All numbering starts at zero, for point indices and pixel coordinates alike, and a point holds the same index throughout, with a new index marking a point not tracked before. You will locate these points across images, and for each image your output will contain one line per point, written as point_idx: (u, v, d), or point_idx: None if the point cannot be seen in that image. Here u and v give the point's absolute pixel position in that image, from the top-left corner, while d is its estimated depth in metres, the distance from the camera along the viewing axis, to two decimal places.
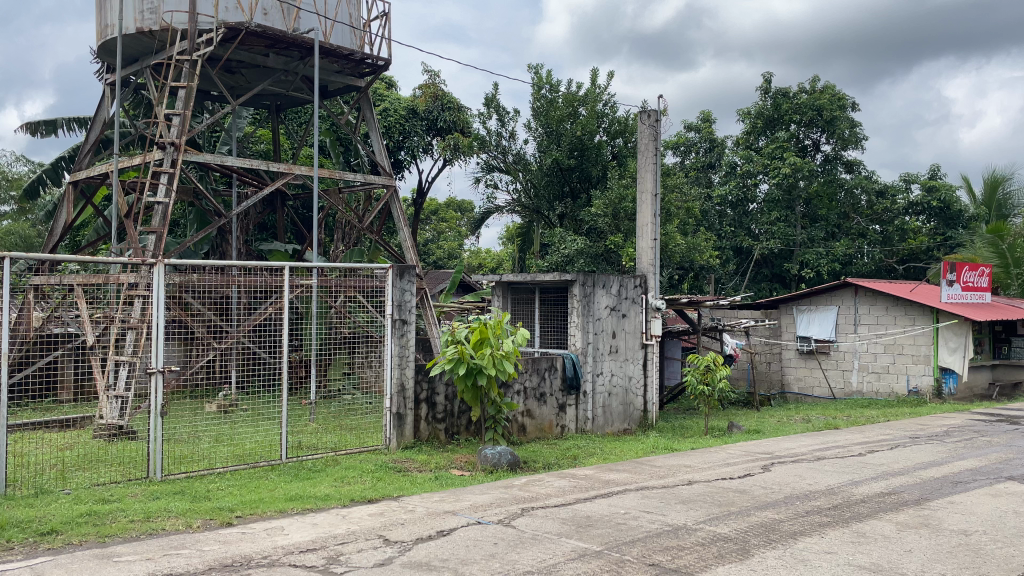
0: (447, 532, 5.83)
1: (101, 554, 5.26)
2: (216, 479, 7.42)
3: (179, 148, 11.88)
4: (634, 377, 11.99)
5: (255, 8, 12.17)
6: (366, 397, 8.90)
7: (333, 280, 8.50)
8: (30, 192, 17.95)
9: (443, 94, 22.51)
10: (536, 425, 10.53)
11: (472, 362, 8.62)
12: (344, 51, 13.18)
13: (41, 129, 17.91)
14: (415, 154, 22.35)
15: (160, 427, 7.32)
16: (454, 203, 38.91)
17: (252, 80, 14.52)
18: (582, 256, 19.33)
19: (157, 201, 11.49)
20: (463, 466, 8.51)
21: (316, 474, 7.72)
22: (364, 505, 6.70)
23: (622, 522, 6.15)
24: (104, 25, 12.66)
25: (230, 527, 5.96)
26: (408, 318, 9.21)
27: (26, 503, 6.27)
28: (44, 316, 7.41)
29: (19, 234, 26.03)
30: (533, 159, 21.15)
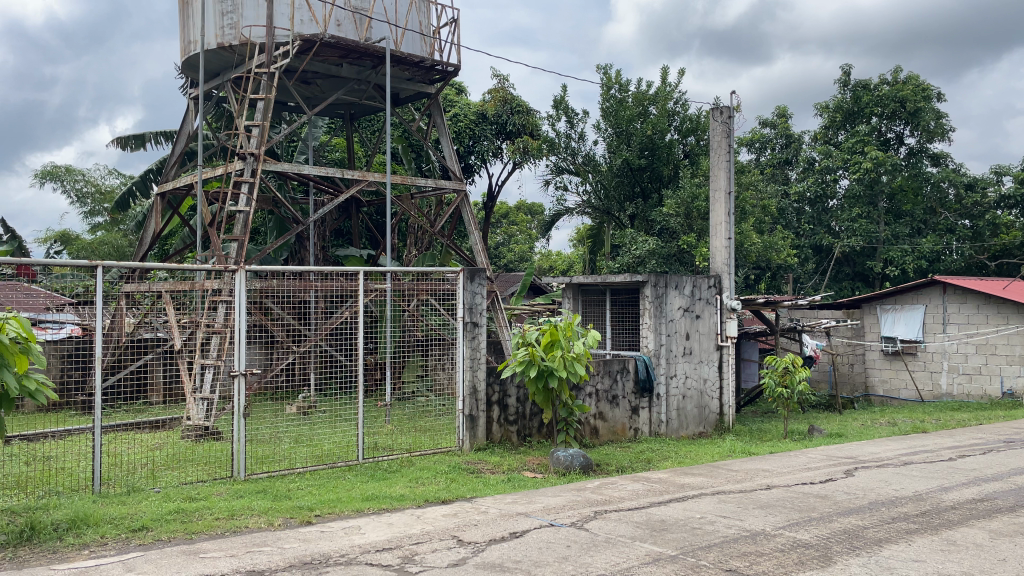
0: (519, 534, 5.84)
1: (189, 550, 5.47)
2: (296, 479, 7.64)
3: (258, 157, 12.25)
4: (709, 379, 11.75)
5: (329, 19, 12.48)
6: (438, 399, 9.01)
7: (406, 284, 8.66)
8: (121, 204, 18.85)
9: (512, 98, 22.50)
10: (609, 428, 10.45)
11: (543, 364, 8.61)
12: (414, 58, 13.40)
13: (130, 143, 18.79)
14: (485, 158, 22.65)
15: (243, 428, 7.59)
16: (525, 206, 38.87)
17: (327, 90, 14.90)
18: (655, 257, 19.08)
19: (238, 209, 11.89)
20: (535, 468, 8.53)
21: (391, 474, 7.87)
22: (438, 506, 6.77)
23: (699, 526, 6.04)
24: (188, 41, 13.19)
25: (309, 525, 6.12)
26: (479, 321, 9.26)
27: (119, 500, 6.59)
28: (133, 322, 7.76)
29: (113, 242, 27.43)
30: (603, 159, 20.97)
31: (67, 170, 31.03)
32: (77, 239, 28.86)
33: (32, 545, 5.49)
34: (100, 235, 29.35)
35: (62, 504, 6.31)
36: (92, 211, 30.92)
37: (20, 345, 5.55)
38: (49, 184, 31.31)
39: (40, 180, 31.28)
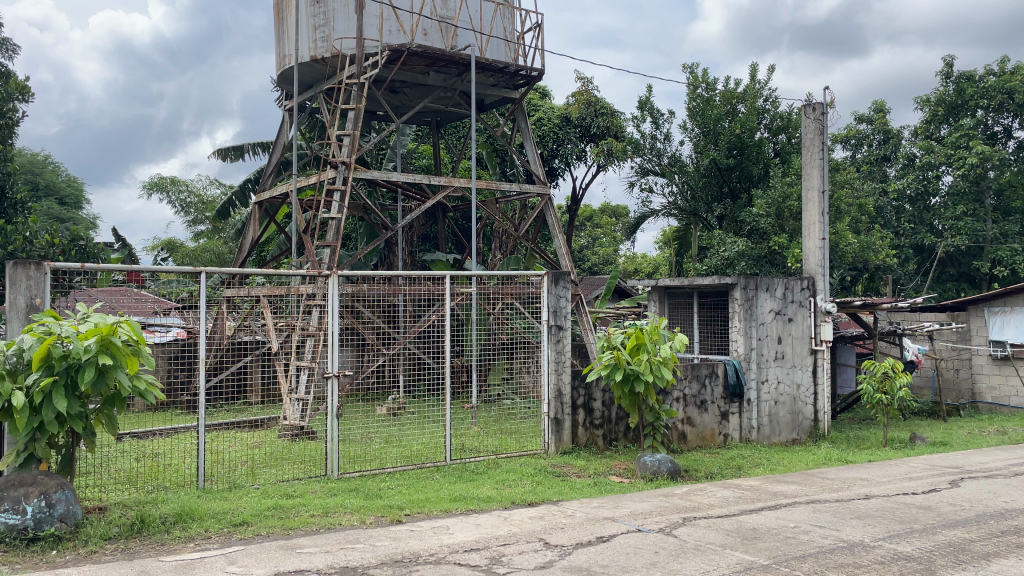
0: (606, 539, 5.82)
1: (286, 545, 5.68)
2: (386, 478, 7.83)
3: (349, 165, 12.60)
4: (803, 385, 11.38)
5: (416, 29, 12.78)
6: (524, 402, 9.08)
7: (491, 289, 8.79)
8: (222, 213, 19.77)
9: (596, 100, 22.39)
10: (697, 433, 10.28)
11: (628, 368, 8.53)
12: (499, 64, 13.52)
13: (230, 154, 19.67)
14: (569, 161, 22.64)
15: (336, 428, 7.83)
16: (609, 208, 38.69)
17: (415, 98, 15.19)
18: (744, 259, 18.62)
19: (330, 216, 12.25)
20: (622, 473, 8.46)
21: (479, 476, 7.96)
22: (524, 508, 6.82)
23: (792, 535, 5.87)
24: (283, 55, 13.70)
25: (399, 524, 6.27)
26: (564, 324, 9.19)
27: (222, 496, 6.91)
28: (233, 325, 8.11)
29: (214, 250, 28.76)
30: (689, 160, 20.58)
31: (173, 181, 32.84)
32: (181, 247, 30.37)
33: (142, 537, 5.83)
34: (202, 242, 30.83)
35: (170, 498, 6.68)
36: (195, 219, 32.44)
37: (131, 347, 5.91)
38: (156, 195, 33.15)
39: (148, 192, 33.19)
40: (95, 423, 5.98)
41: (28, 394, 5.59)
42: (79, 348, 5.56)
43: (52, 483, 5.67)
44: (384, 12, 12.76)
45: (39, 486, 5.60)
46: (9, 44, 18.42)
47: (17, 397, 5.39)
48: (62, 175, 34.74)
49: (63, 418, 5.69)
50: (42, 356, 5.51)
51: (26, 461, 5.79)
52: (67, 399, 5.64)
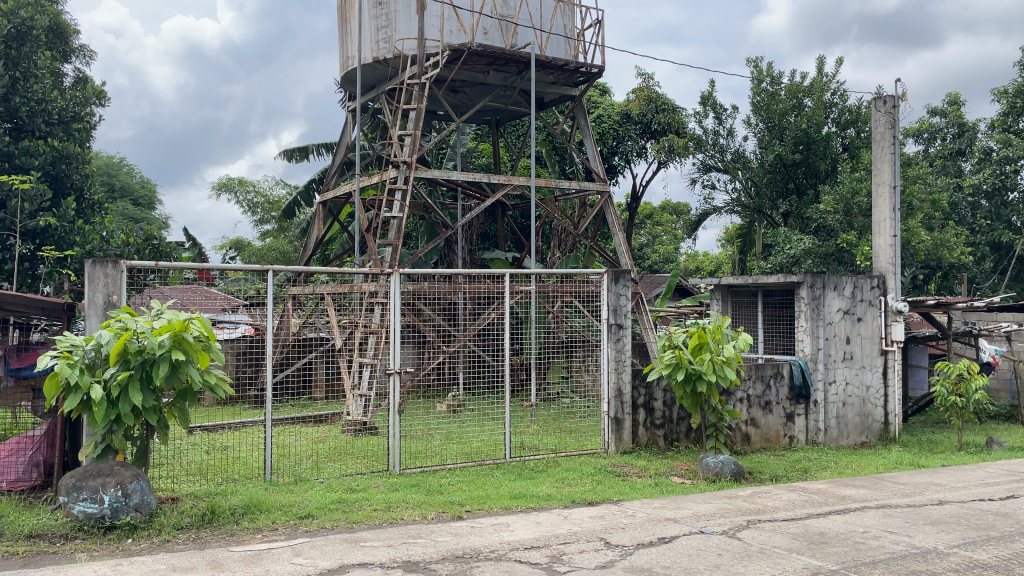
0: (668, 539, 5.75)
1: (351, 538, 5.77)
2: (447, 474, 7.89)
3: (410, 165, 12.71)
4: (872, 386, 11.05)
5: (477, 29, 12.84)
6: (583, 401, 9.09)
7: (550, 287, 8.74)
8: (288, 212, 20.25)
9: (657, 96, 22.14)
10: (762, 435, 10.08)
11: (690, 367, 8.41)
12: (559, 61, 13.47)
13: (296, 155, 20.12)
14: (629, 158, 22.41)
15: (397, 424, 7.91)
16: (669, 207, 38.28)
17: (474, 97, 15.25)
18: (811, 257, 18.16)
19: (392, 215, 12.40)
20: (684, 474, 8.34)
21: (539, 474, 7.95)
22: (585, 506, 6.80)
23: (862, 541, 5.70)
24: (347, 57, 13.93)
25: (461, 520, 6.31)
26: (623, 323, 9.09)
27: (288, 489, 7.07)
28: (298, 322, 8.25)
29: (279, 248, 29.46)
30: (754, 156, 20.18)
31: (241, 182, 33.76)
32: (249, 246, 31.18)
33: (213, 527, 6.00)
34: (269, 241, 31.61)
35: (238, 490, 6.87)
36: (261, 219, 33.22)
37: (202, 343, 6.10)
38: (225, 195, 34.12)
39: (217, 193, 34.20)
40: (169, 417, 6.17)
41: (107, 388, 5.82)
42: (154, 344, 5.78)
43: (128, 473, 5.88)
44: (445, 13, 12.86)
45: (116, 476, 5.83)
46: (86, 51, 19.21)
47: (96, 391, 5.64)
48: (137, 177, 36.05)
49: (138, 411, 5.90)
50: (119, 351, 5.72)
51: (104, 452, 6.02)
52: (142, 393, 5.84)
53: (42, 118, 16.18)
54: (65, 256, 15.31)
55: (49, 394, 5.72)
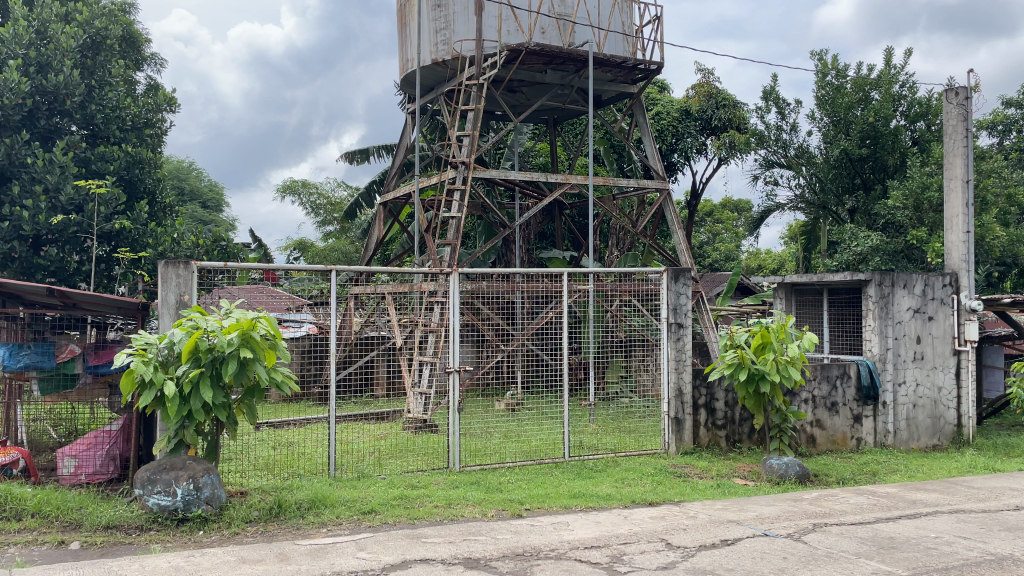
0: (731, 542, 5.67)
1: (412, 534, 5.86)
2: (507, 472, 7.94)
3: (469, 165, 12.81)
4: (944, 388, 10.69)
5: (534, 28, 12.86)
6: (642, 401, 9.01)
7: (609, 286, 8.72)
8: (349, 213, 20.66)
9: (717, 92, 21.82)
10: (827, 436, 9.84)
11: (753, 367, 8.26)
12: (617, 59, 13.39)
13: (357, 157, 20.46)
14: (688, 155, 22.12)
15: (457, 422, 7.99)
16: (730, 204, 37.72)
17: (532, 97, 15.27)
18: (879, 254, 17.65)
19: (450, 216, 12.52)
20: (746, 475, 8.20)
21: (598, 473, 7.93)
22: (645, 507, 6.75)
23: (934, 546, 5.52)
24: (406, 60, 14.11)
25: (520, 518, 6.35)
26: (684, 322, 9.02)
27: (352, 484, 7.22)
28: (360, 321, 8.43)
29: (341, 248, 30.02)
30: (818, 151, 19.75)
31: (304, 184, 34.54)
32: (312, 247, 31.83)
33: (280, 521, 6.16)
34: (331, 242, 32.22)
35: (304, 485, 7.04)
36: (324, 219, 33.86)
37: (269, 341, 6.26)
38: (289, 197, 34.92)
39: (281, 195, 35.03)
40: (237, 413, 6.35)
41: (179, 384, 6.02)
42: (223, 342, 5.97)
43: (199, 467, 6.08)
44: (503, 13, 12.91)
45: (188, 470, 6.04)
46: (157, 59, 19.89)
47: (168, 387, 5.83)
48: (205, 180, 37.21)
49: (208, 407, 6.09)
50: (191, 348, 5.93)
51: (176, 446, 6.23)
52: (212, 389, 6.03)
53: (116, 125, 16.82)
54: (138, 258, 15.88)
55: (125, 390, 5.97)
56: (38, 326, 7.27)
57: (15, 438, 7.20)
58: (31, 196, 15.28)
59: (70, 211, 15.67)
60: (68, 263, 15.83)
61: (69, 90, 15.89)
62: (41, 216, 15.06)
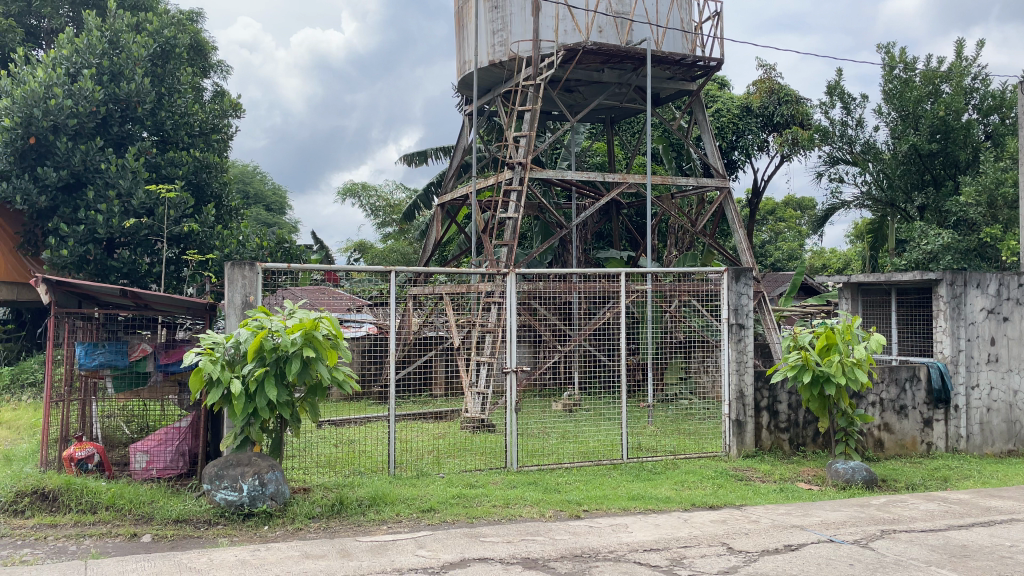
0: (795, 547, 5.55)
1: (470, 533, 5.90)
2: (564, 473, 7.92)
3: (526, 165, 12.81)
4: (1020, 391, 10.24)
5: (591, 27, 12.80)
6: (702, 403, 8.89)
7: (668, 286, 8.61)
8: (408, 215, 20.90)
9: (779, 88, 21.43)
10: (896, 441, 9.54)
11: (818, 369, 8.06)
12: (676, 56, 13.23)
13: (415, 159, 20.69)
14: (749, 152, 21.73)
15: (515, 422, 8.04)
16: (794, 202, 37.00)
17: (589, 96, 15.18)
18: (950, 252, 17.05)
19: (507, 216, 12.53)
20: (811, 480, 8.00)
21: (657, 475, 7.84)
22: (706, 510, 6.66)
23: (1010, 556, 5.30)
24: (464, 62, 14.21)
25: (578, 519, 6.33)
26: (745, 322, 8.85)
27: (411, 482, 7.31)
28: (419, 322, 8.48)
29: (400, 250, 30.42)
30: (885, 146, 19.15)
31: (364, 187, 35.11)
32: (372, 248, 32.32)
33: (342, 517, 6.27)
34: (390, 243, 32.69)
35: (365, 483, 7.15)
36: (383, 221, 34.36)
37: (331, 341, 6.39)
38: (350, 200, 35.56)
39: (342, 197, 35.69)
40: (300, 411, 6.48)
41: (245, 383, 6.18)
42: (287, 342, 6.12)
43: (264, 464, 6.23)
44: (560, 13, 12.88)
45: (254, 466, 6.20)
46: (223, 66, 20.50)
47: (235, 385, 6.00)
48: (270, 184, 38.19)
49: (273, 405, 6.24)
50: (256, 347, 6.08)
51: (242, 443, 6.40)
52: (277, 388, 6.17)
53: (185, 130, 17.40)
54: (206, 259, 16.37)
55: (194, 388, 6.16)
56: (112, 326, 7.47)
57: (91, 434, 7.56)
58: (105, 201, 15.94)
59: (141, 214, 16.24)
60: (140, 265, 16.49)
61: (140, 97, 16.41)
62: (114, 220, 15.68)
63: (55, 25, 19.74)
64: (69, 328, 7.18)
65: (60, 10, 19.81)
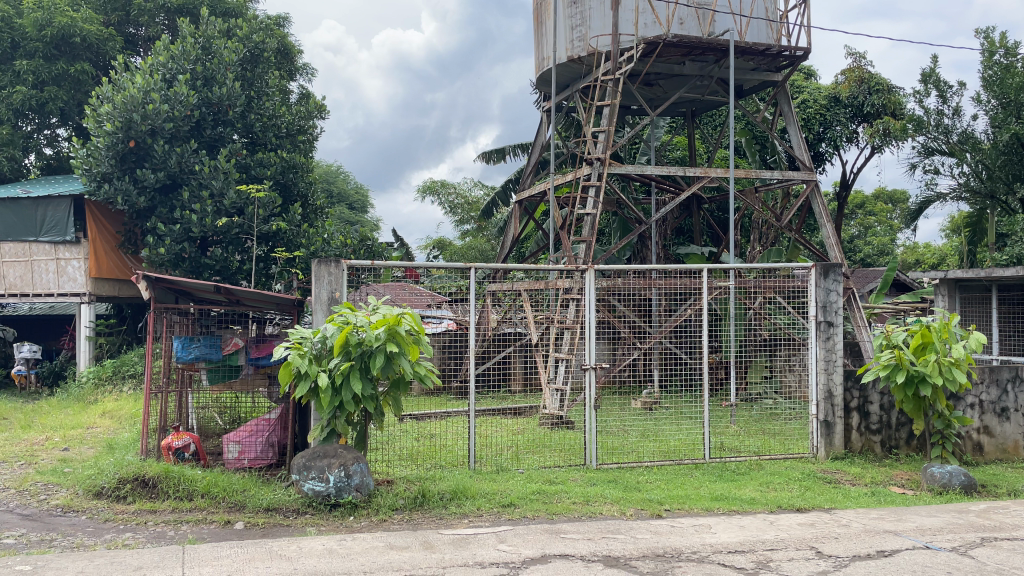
0: (888, 553, 5.33)
1: (551, 529, 5.90)
2: (644, 471, 7.82)
3: (604, 161, 12.68)
4: None
5: (672, 19, 12.61)
6: (787, 403, 8.69)
7: (752, 282, 8.23)
8: (486, 213, 21.06)
9: (870, 77, 20.63)
10: (997, 445, 9.05)
11: (913, 369, 7.70)
12: (760, 47, 12.91)
13: (493, 157, 20.82)
14: (837, 144, 20.96)
15: (594, 419, 7.93)
16: (884, 194, 35.59)
17: (670, 90, 14.95)
18: None
19: (586, 213, 12.43)
20: (905, 484, 7.68)
21: (741, 476, 7.66)
22: (793, 513, 6.47)
23: None
24: (542, 58, 14.21)
25: (660, 519, 6.24)
26: (834, 320, 8.50)
27: (491, 477, 7.37)
28: (498, 318, 8.49)
29: (479, 247, 30.65)
30: (985, 136, 18.18)
31: (443, 184, 35.43)
32: (451, 245, 32.65)
33: (424, 510, 6.37)
34: (468, 241, 32.99)
35: (446, 476, 7.25)
36: (462, 219, 34.67)
37: (413, 336, 6.47)
38: (429, 198, 36.02)
39: (422, 195, 36.18)
40: (384, 405, 6.60)
41: (331, 376, 6.34)
42: (371, 337, 6.23)
43: (350, 455, 6.37)
44: (640, 6, 12.74)
45: (340, 458, 6.34)
46: (309, 69, 21.10)
47: (322, 378, 6.16)
48: (352, 183, 39.06)
49: (358, 398, 6.38)
50: (341, 342, 6.23)
51: (329, 435, 6.55)
52: (361, 381, 6.31)
53: (273, 132, 18.00)
54: (293, 257, 16.91)
55: (283, 381, 6.35)
56: (206, 322, 7.83)
57: (187, 424, 7.90)
58: (198, 201, 16.62)
59: (233, 213, 16.86)
60: (231, 263, 17.06)
61: (231, 101, 17.08)
62: (207, 219, 16.36)
63: (152, 33, 20.68)
64: (167, 322, 7.55)
65: (156, 18, 20.70)
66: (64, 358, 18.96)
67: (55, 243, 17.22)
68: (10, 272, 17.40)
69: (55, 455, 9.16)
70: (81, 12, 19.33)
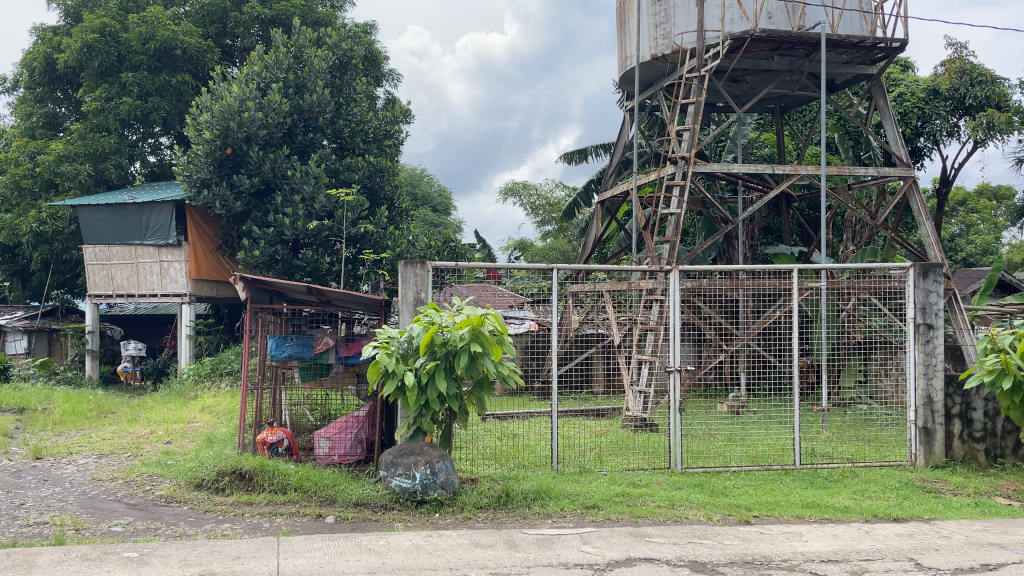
0: (994, 567, 5.07)
1: (636, 532, 5.84)
2: (731, 476, 7.66)
3: (688, 160, 12.44)
4: None
5: (760, 14, 12.28)
6: (883, 408, 8.40)
7: (845, 283, 7.95)
8: (568, 214, 21.05)
9: (972, 68, 19.57)
10: None
11: (1021, 374, 7.27)
12: (853, 40, 12.45)
13: (575, 158, 20.78)
14: (937, 139, 19.81)
15: (679, 423, 7.82)
16: (988, 190, 33.74)
17: (757, 86, 14.60)
18: None
19: (670, 213, 12.24)
20: (1011, 495, 7.27)
21: (834, 484, 7.41)
22: (890, 523, 6.22)
23: None
24: (626, 57, 14.11)
25: (748, 525, 6.11)
26: (934, 322, 8.14)
27: (574, 478, 7.37)
28: (581, 318, 8.47)
29: (561, 248, 30.61)
30: None
31: (525, 186, 35.54)
32: (533, 246, 32.73)
33: (508, 509, 6.42)
34: (550, 242, 33.01)
35: (529, 476, 7.29)
36: (543, 220, 34.67)
37: (497, 336, 6.51)
38: (511, 199, 36.22)
39: (504, 197, 36.40)
40: (469, 404, 6.71)
41: (417, 375, 6.46)
42: (456, 337, 6.33)
43: (435, 453, 6.46)
44: (726, 1, 12.49)
45: (425, 455, 6.44)
46: (394, 75, 21.57)
47: (409, 377, 6.28)
48: (436, 185, 39.68)
49: (443, 397, 6.49)
50: (427, 342, 6.35)
51: (415, 433, 6.69)
52: (447, 381, 6.41)
53: (360, 137, 18.51)
54: (380, 258, 17.30)
55: (371, 379, 6.50)
56: (297, 321, 8.08)
57: (280, 420, 8.18)
58: (291, 205, 17.22)
59: (323, 216, 17.41)
60: (321, 264, 17.58)
61: (321, 108, 17.64)
62: (299, 221, 16.94)
63: (247, 43, 21.55)
64: (261, 321, 7.77)
65: (251, 29, 21.53)
66: (166, 356, 19.98)
67: (159, 246, 18.13)
68: (118, 273, 18.44)
69: (158, 448, 9.65)
70: (182, 26, 20.35)
